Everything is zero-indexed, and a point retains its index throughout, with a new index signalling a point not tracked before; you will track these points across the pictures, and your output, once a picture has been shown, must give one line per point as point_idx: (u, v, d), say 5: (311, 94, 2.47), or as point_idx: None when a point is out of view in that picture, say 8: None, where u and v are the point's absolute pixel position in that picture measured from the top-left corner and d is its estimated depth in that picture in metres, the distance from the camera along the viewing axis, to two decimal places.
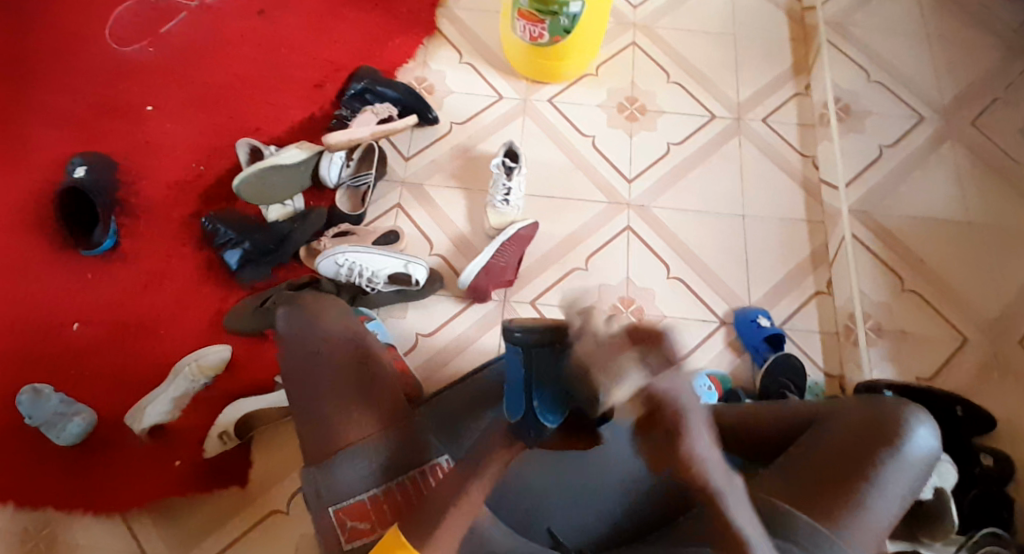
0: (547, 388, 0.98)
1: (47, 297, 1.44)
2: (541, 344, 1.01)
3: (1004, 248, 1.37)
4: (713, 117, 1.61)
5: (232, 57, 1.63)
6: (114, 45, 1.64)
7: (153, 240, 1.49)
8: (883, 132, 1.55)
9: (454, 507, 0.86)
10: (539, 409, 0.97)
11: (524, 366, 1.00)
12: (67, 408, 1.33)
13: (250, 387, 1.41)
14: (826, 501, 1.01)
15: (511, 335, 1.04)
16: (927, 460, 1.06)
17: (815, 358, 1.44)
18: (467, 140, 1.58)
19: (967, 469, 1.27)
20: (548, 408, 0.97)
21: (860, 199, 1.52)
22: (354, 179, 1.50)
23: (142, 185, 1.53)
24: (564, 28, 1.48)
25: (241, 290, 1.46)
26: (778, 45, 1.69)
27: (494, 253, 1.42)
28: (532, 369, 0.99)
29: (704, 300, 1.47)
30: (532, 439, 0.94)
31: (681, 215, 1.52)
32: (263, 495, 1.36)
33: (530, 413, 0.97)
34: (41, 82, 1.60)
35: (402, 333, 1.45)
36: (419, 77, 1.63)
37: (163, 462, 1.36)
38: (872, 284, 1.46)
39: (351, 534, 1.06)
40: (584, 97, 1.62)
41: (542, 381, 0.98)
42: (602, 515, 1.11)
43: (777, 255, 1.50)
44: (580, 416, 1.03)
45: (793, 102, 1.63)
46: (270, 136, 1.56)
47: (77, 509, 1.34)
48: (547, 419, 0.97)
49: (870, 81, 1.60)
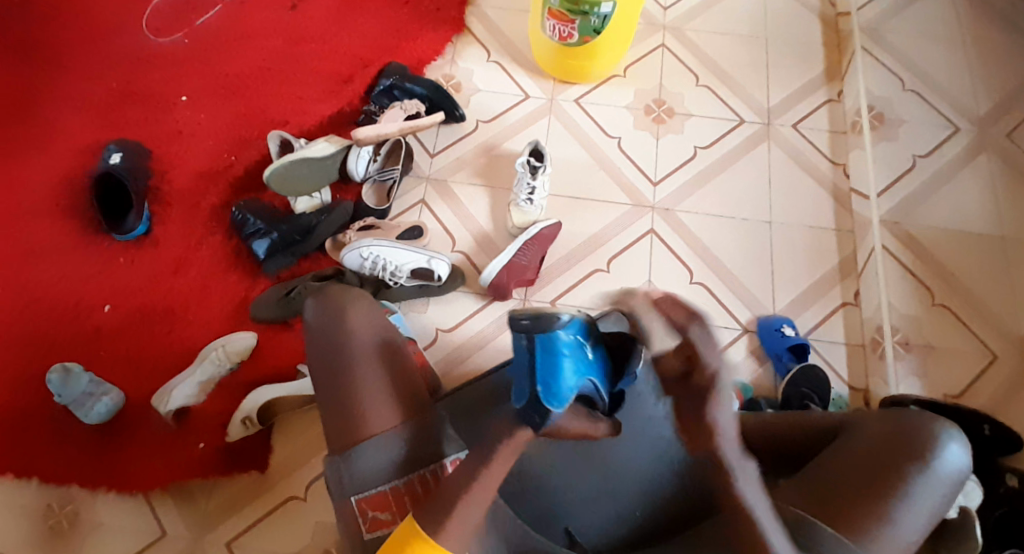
0: (555, 375, 0.92)
1: (77, 281, 1.47)
2: (550, 328, 0.93)
3: (1009, 261, 1.40)
4: (741, 122, 1.59)
5: (264, 50, 1.64)
6: (149, 35, 1.66)
7: (182, 227, 1.51)
8: (917, 142, 1.52)
9: (469, 493, 0.91)
10: (544, 396, 0.92)
11: (530, 352, 0.93)
12: (96, 389, 1.35)
13: (271, 376, 1.42)
14: (851, 514, 1.00)
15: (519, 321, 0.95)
16: (957, 476, 1.04)
17: (840, 370, 1.42)
18: (493, 139, 1.58)
19: (992, 488, 1.25)
20: (555, 394, 0.92)
21: (891, 209, 1.49)
22: (381, 173, 1.50)
23: (173, 173, 1.55)
24: (594, 28, 1.47)
25: (267, 280, 1.47)
26: (810, 49, 1.66)
27: (516, 252, 1.42)
28: (539, 356, 0.92)
29: (728, 305, 1.45)
30: (537, 424, 0.92)
31: (707, 219, 1.51)
32: (283, 481, 1.38)
33: (534, 401, 0.92)
34: (78, 69, 1.63)
35: (422, 329, 1.45)
36: (447, 75, 1.63)
37: (185, 446, 1.38)
38: (900, 295, 1.43)
39: (372, 524, 1.08)
40: (611, 98, 1.61)
41: (551, 368, 0.92)
42: (619, 516, 1.11)
43: (804, 263, 1.48)
44: (590, 404, 1.00)
45: (824, 109, 1.60)
46: (299, 129, 1.58)
47: (100, 490, 1.36)
48: (553, 405, 0.92)
49: (905, 89, 1.57)
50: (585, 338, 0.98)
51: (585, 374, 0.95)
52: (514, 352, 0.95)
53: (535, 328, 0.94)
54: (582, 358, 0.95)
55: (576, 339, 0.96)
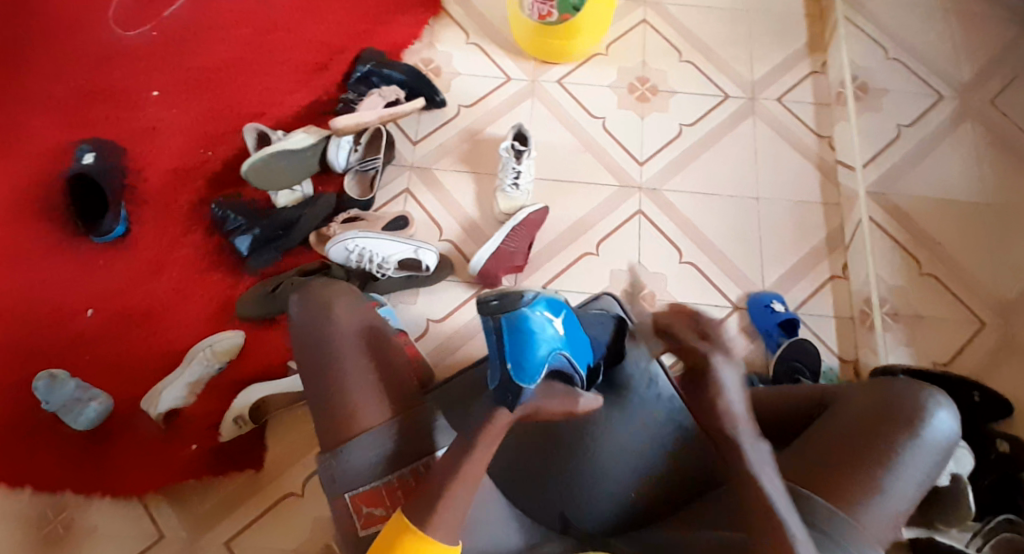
0: (524, 352, 0.94)
1: (57, 285, 1.44)
2: (515, 308, 0.96)
3: (1001, 228, 1.40)
4: (726, 98, 1.57)
5: (236, 41, 1.60)
6: (117, 29, 1.61)
7: (162, 226, 1.48)
8: (900, 111, 1.52)
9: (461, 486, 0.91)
10: (516, 373, 0.94)
11: (497, 332, 0.95)
12: (83, 394, 1.33)
13: (261, 374, 1.40)
14: (841, 486, 1.01)
15: (488, 305, 0.98)
16: (946, 443, 1.03)
17: (829, 344, 1.41)
18: (475, 124, 1.55)
19: (983, 455, 1.26)
20: (526, 370, 0.94)
21: (877, 180, 1.48)
22: (362, 163, 1.48)
23: (149, 172, 1.51)
24: (572, 6, 1.46)
25: (251, 277, 1.44)
26: (792, 20, 1.64)
27: (503, 238, 1.41)
28: (507, 336, 0.94)
29: (718, 284, 1.45)
30: (511, 403, 0.93)
31: (694, 197, 1.50)
32: (278, 478, 1.37)
33: (507, 379, 0.94)
34: (45, 67, 1.58)
35: (412, 321, 1.43)
36: (426, 59, 1.60)
37: (176, 448, 1.36)
38: (888, 267, 1.43)
39: (366, 520, 1.07)
40: (594, 77, 1.59)
41: (518, 346, 0.94)
42: (614, 497, 1.11)
43: (792, 238, 1.48)
44: (569, 380, 1.00)
45: (808, 83, 1.59)
46: (276, 121, 1.54)
47: (92, 496, 1.34)
48: (525, 381, 0.94)
49: (887, 58, 1.56)
50: (556, 314, 1.00)
51: (557, 348, 0.97)
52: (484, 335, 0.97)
53: (502, 310, 0.97)
54: (554, 333, 0.97)
55: (544, 317, 0.98)
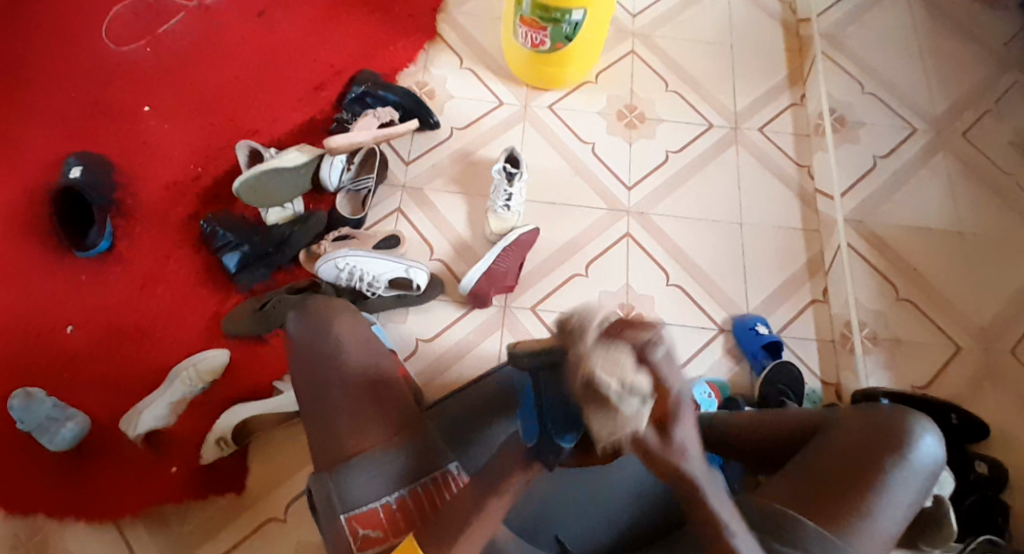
0: (570, 408, 0.83)
1: (37, 300, 1.40)
2: (564, 360, 0.85)
3: (998, 253, 1.47)
4: (711, 127, 1.62)
5: (230, 59, 1.60)
6: (109, 43, 1.60)
7: (147, 241, 1.46)
8: (877, 143, 1.58)
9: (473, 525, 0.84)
10: (557, 432, 0.83)
11: (542, 385, 0.85)
12: (60, 413, 1.29)
13: (248, 394, 1.38)
14: (833, 508, 1.01)
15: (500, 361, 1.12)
16: (933, 468, 1.06)
17: (812, 365, 1.44)
18: (468, 146, 1.57)
19: (964, 476, 1.29)
20: (569, 427, 0.83)
21: (854, 209, 1.53)
22: (355, 183, 1.49)
23: (136, 186, 1.49)
24: (566, 35, 1.49)
25: (239, 294, 1.43)
26: (775, 54, 1.70)
27: (494, 259, 1.42)
28: (552, 391, 0.84)
29: (704, 307, 1.47)
30: (550, 462, 0.84)
31: (681, 222, 1.53)
32: (263, 501, 1.34)
33: (548, 437, 0.84)
34: (32, 78, 1.56)
35: (402, 339, 1.43)
36: (420, 82, 1.62)
37: (158, 469, 1.33)
38: (867, 292, 1.47)
39: (363, 542, 1.01)
40: (584, 104, 1.62)
41: (565, 402, 0.83)
42: (607, 522, 1.10)
43: (776, 262, 1.52)
44: None
45: (789, 113, 1.65)
46: (269, 139, 1.54)
47: (66, 519, 1.30)
48: (567, 439, 0.84)
49: (864, 92, 1.63)
50: None
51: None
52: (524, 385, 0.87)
53: (546, 360, 0.85)
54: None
55: None
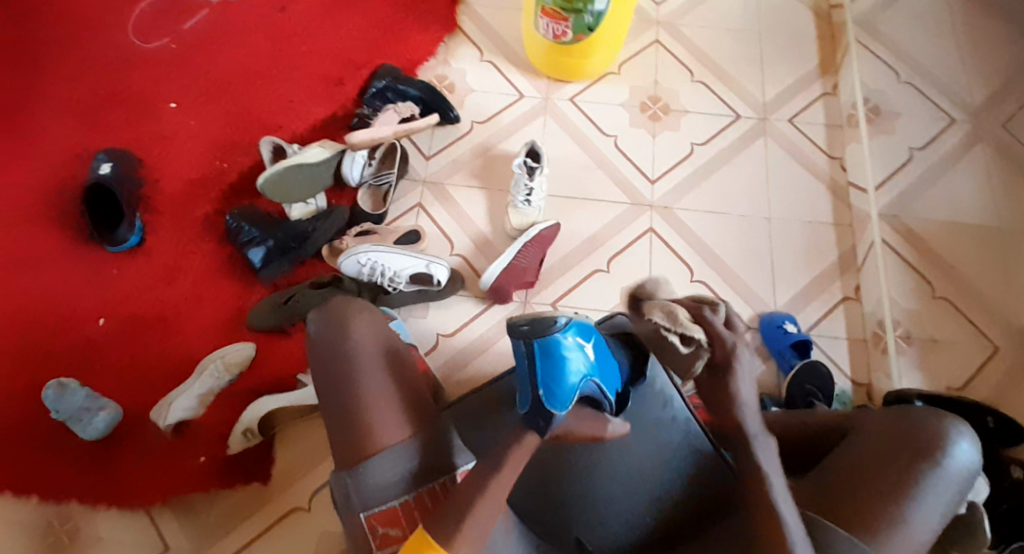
0: (557, 378, 0.93)
1: (71, 293, 1.44)
2: (547, 333, 0.94)
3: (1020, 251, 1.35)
4: (738, 117, 1.58)
5: (252, 55, 1.61)
6: (136, 41, 1.63)
7: (175, 235, 1.49)
8: (911, 134, 1.52)
9: (484, 499, 0.92)
10: (547, 399, 0.93)
11: (529, 358, 0.94)
12: (93, 403, 1.33)
13: (272, 386, 1.41)
14: (861, 514, 0.98)
15: (517, 330, 0.96)
16: (969, 472, 1.01)
17: (842, 366, 1.41)
18: (489, 140, 1.56)
19: (998, 481, 1.24)
20: (557, 397, 0.93)
21: (888, 204, 1.49)
22: (376, 178, 1.49)
23: (164, 181, 1.52)
24: (589, 26, 1.46)
25: (263, 287, 1.45)
26: (805, 41, 1.65)
27: (516, 254, 1.40)
28: (539, 361, 0.93)
29: (729, 303, 1.44)
30: (542, 428, 0.94)
31: (704, 217, 1.50)
32: (287, 491, 1.36)
33: (539, 405, 0.94)
34: (64, 76, 1.59)
35: (422, 334, 1.43)
36: (440, 76, 1.61)
37: (185, 459, 1.36)
38: (900, 290, 1.43)
39: (381, 540, 1.05)
40: (607, 96, 1.60)
41: (552, 372, 0.93)
42: (627, 522, 1.08)
43: (804, 257, 1.48)
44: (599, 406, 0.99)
45: (820, 102, 1.60)
46: (291, 134, 1.55)
47: (98, 506, 1.34)
48: (556, 408, 0.93)
49: (899, 81, 1.57)
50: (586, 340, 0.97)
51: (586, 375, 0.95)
52: (514, 358, 0.96)
53: (533, 334, 0.95)
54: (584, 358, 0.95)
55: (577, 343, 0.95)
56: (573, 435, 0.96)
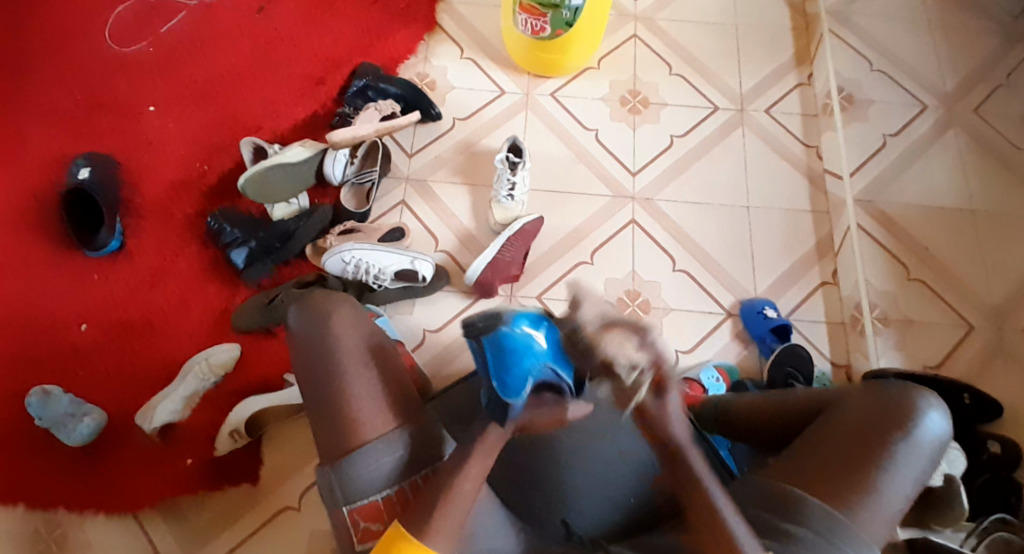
0: (505, 370, 0.93)
1: (53, 298, 1.43)
2: (496, 325, 0.94)
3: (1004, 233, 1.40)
4: (715, 109, 1.60)
5: (231, 55, 1.61)
6: (113, 44, 1.61)
7: (156, 238, 1.48)
8: (887, 121, 1.55)
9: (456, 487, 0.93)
10: (501, 391, 0.94)
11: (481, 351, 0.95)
12: (77, 409, 1.32)
13: (258, 385, 1.40)
14: (838, 487, 0.99)
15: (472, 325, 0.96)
16: (938, 442, 1.03)
17: (822, 348, 1.43)
18: (471, 136, 1.57)
19: (976, 456, 1.28)
20: (508, 388, 0.93)
21: (864, 188, 1.52)
22: (359, 176, 1.49)
23: (144, 184, 1.51)
24: (566, 21, 1.48)
25: (248, 288, 1.45)
26: (780, 34, 1.68)
27: (499, 249, 1.41)
28: (489, 354, 0.94)
29: (711, 291, 1.46)
30: (502, 419, 0.95)
31: (685, 207, 1.52)
32: (277, 490, 1.36)
33: (496, 397, 0.95)
34: (40, 80, 1.58)
35: (409, 330, 1.44)
36: (421, 73, 1.62)
37: (173, 462, 1.35)
38: (877, 273, 1.46)
39: (364, 535, 1.03)
40: (586, 92, 1.61)
41: (500, 363, 0.93)
42: (614, 503, 1.13)
43: (784, 244, 1.50)
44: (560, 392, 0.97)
45: (795, 93, 1.63)
46: (272, 134, 1.55)
47: (86, 512, 1.33)
48: (511, 398, 0.94)
49: (872, 69, 1.60)
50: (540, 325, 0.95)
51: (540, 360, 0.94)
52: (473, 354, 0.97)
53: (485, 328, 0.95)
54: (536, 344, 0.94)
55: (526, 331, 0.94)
56: (535, 422, 0.99)
